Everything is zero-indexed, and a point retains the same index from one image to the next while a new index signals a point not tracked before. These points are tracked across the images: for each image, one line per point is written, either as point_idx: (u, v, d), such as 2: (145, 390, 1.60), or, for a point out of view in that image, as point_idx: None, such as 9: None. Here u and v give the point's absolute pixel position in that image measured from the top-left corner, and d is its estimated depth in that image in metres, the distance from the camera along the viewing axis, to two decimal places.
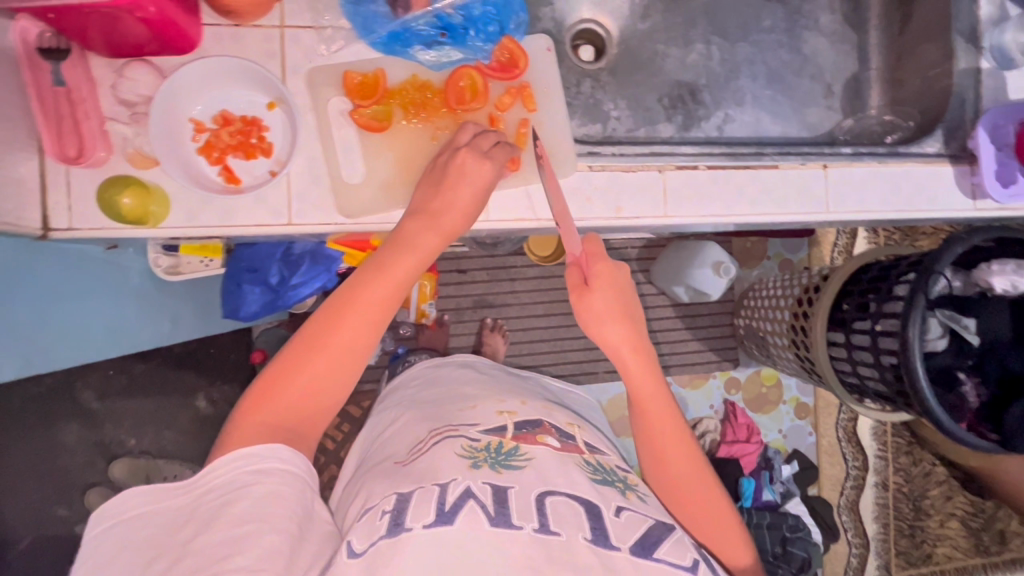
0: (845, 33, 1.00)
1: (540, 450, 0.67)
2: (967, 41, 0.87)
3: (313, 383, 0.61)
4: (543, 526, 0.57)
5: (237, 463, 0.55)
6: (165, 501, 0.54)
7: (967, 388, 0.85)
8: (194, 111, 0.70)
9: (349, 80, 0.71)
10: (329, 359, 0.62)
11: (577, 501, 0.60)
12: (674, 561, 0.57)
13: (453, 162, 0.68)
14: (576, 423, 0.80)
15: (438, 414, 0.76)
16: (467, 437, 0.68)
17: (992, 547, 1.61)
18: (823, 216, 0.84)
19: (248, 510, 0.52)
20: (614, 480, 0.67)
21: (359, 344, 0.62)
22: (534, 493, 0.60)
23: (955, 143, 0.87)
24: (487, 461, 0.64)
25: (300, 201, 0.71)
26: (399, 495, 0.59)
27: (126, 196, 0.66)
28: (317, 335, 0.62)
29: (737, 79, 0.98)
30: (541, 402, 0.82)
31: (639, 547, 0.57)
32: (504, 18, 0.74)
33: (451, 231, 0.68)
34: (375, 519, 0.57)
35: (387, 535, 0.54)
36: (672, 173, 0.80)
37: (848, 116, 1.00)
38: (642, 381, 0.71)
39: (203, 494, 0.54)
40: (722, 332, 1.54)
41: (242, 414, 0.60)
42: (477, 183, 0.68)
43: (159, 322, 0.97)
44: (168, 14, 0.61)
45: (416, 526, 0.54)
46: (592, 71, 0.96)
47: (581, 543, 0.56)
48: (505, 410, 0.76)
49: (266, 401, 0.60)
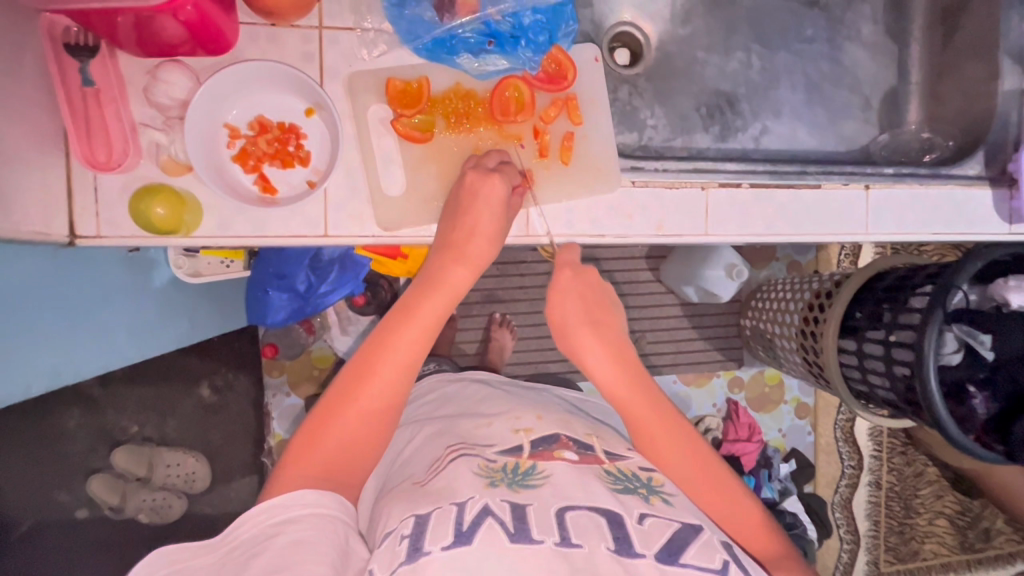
0: (886, 45, 0.98)
1: (558, 466, 0.60)
2: (1012, 61, 0.86)
3: (354, 433, 0.60)
4: (565, 539, 0.51)
5: (263, 515, 0.53)
6: (196, 558, 0.51)
7: (975, 401, 0.84)
8: (229, 116, 0.67)
9: (390, 87, 0.68)
10: (369, 407, 0.60)
11: (598, 513, 0.54)
12: (703, 566, 0.52)
13: (469, 185, 0.67)
14: (596, 433, 0.71)
15: (455, 430, 0.70)
16: (483, 458, 0.62)
17: (977, 545, 1.64)
18: (862, 236, 0.83)
19: (276, 561, 0.49)
20: (637, 486, 0.60)
21: (397, 389, 0.61)
22: (553, 509, 0.54)
23: (995, 166, 0.86)
24: (504, 480, 0.58)
25: (336, 212, 0.69)
26: (417, 517, 0.53)
27: (158, 207, 0.64)
28: (352, 385, 0.60)
29: (775, 89, 0.96)
30: (559, 415, 0.73)
31: (664, 553, 0.52)
32: (553, 27, 0.72)
33: (477, 262, 0.67)
34: (393, 546, 0.51)
35: (406, 561, 0.48)
36: (715, 191, 0.78)
37: (885, 131, 0.98)
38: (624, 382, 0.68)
39: (235, 548, 0.51)
40: (729, 332, 1.53)
41: (284, 468, 0.58)
42: (495, 205, 0.67)
43: (177, 322, 0.94)
44: (206, 13, 0.58)
45: (435, 548, 0.49)
46: (628, 77, 0.93)
47: (603, 554, 0.51)
48: (522, 428, 0.68)
49: (304, 458, 0.58)
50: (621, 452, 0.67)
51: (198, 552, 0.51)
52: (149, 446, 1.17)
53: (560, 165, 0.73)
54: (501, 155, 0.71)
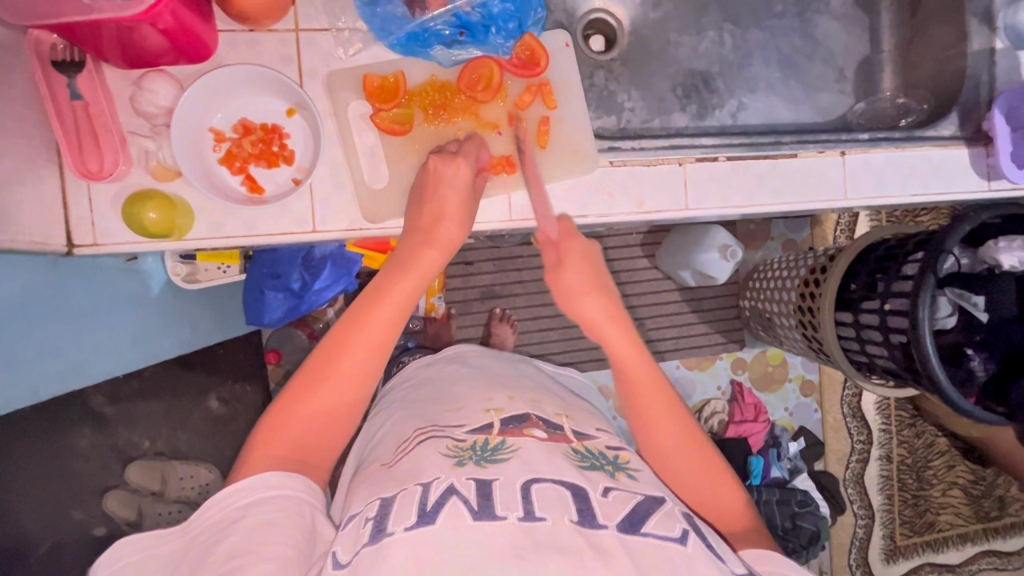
0: (857, 15, 0.99)
1: (528, 443, 0.61)
2: (979, 22, 0.87)
3: (325, 410, 0.62)
4: (529, 513, 0.52)
5: (228, 500, 0.55)
6: (162, 545, 0.55)
7: (975, 363, 0.84)
8: (214, 120, 0.70)
9: (367, 83, 0.71)
10: (342, 385, 0.62)
11: (562, 486, 0.55)
12: (663, 535, 0.53)
13: (426, 170, 0.70)
14: (567, 413, 0.73)
15: (425, 413, 0.71)
16: (451, 438, 0.63)
17: (992, 513, 1.63)
18: (842, 201, 0.84)
19: (238, 544, 0.51)
20: (603, 463, 0.62)
21: (366, 370, 0.63)
22: (518, 483, 0.55)
23: (970, 126, 0.87)
24: (472, 458, 0.59)
25: (322, 208, 0.71)
26: (382, 500, 0.55)
27: (151, 211, 0.66)
28: (325, 363, 0.62)
29: (750, 65, 0.97)
30: (530, 395, 0.74)
31: (626, 523, 0.53)
32: (523, 15, 0.73)
33: (449, 244, 0.68)
34: (359, 529, 0.53)
35: (369, 544, 0.51)
36: (693, 165, 0.80)
37: (861, 100, 0.99)
38: (627, 357, 0.67)
39: (201, 533, 0.54)
40: (728, 315, 1.54)
41: (258, 447, 0.60)
42: (459, 181, 0.69)
43: (179, 329, 0.98)
44: (184, 21, 0.60)
45: (398, 529, 0.51)
46: (604, 62, 0.95)
47: (567, 525, 0.52)
48: (492, 408, 0.69)
49: (276, 433, 0.60)
50: (589, 431, 0.69)
51: (170, 537, 0.55)
52: (162, 458, 1.12)
53: (535, 147, 0.75)
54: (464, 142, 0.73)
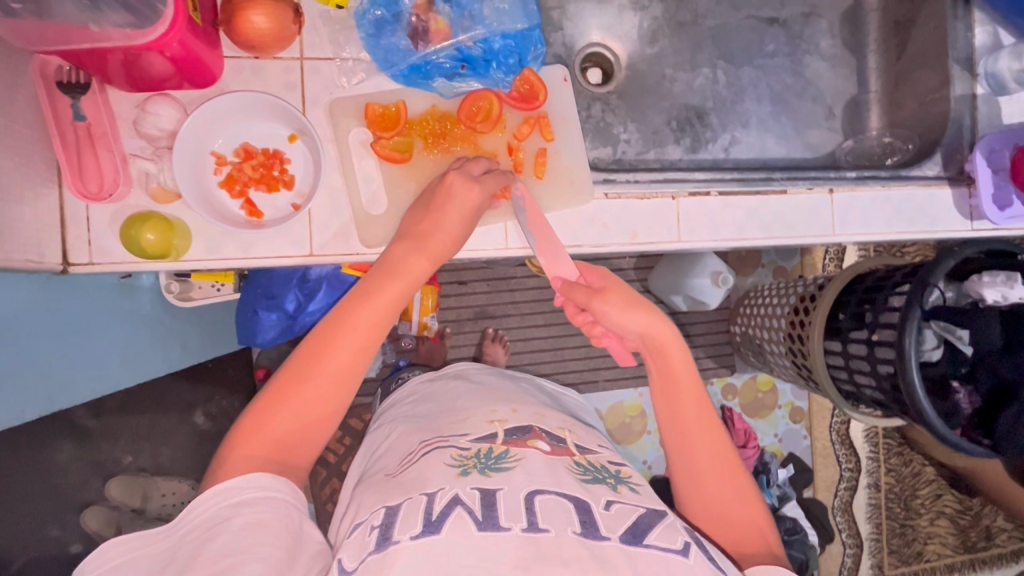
0: (845, 57, 1.03)
1: (532, 452, 0.61)
2: (962, 68, 0.90)
3: (304, 413, 0.61)
4: (532, 524, 0.52)
5: (217, 498, 0.54)
6: (148, 548, 0.54)
7: (960, 396, 0.85)
8: (216, 144, 0.71)
9: (369, 112, 0.72)
10: (323, 388, 0.61)
11: (565, 498, 0.55)
12: (665, 546, 0.53)
13: (442, 185, 0.71)
14: (569, 426, 0.73)
15: (431, 425, 0.71)
16: (456, 447, 0.62)
17: (979, 544, 1.64)
18: (831, 237, 0.86)
19: (230, 544, 0.50)
20: (605, 476, 0.62)
21: (351, 371, 0.62)
22: (522, 493, 0.55)
23: (953, 167, 0.90)
24: (476, 467, 0.59)
25: (318, 234, 0.72)
26: (388, 509, 0.55)
27: (148, 232, 0.67)
28: (307, 365, 0.61)
29: (742, 101, 1.00)
30: (532, 408, 0.74)
31: (629, 535, 0.53)
32: (523, 51, 0.76)
33: (437, 254, 0.69)
34: (364, 536, 0.53)
35: (375, 551, 0.50)
36: (686, 200, 0.81)
37: (848, 137, 1.02)
38: (680, 375, 0.67)
39: (187, 535, 0.53)
40: (718, 339, 1.55)
41: (232, 449, 0.59)
42: (466, 205, 0.70)
43: (169, 345, 0.97)
44: (191, 49, 0.61)
45: (404, 537, 0.50)
46: (600, 95, 0.97)
47: (570, 538, 0.51)
48: (496, 419, 0.69)
49: (252, 435, 0.59)
50: (591, 446, 0.69)
51: (153, 542, 0.54)
52: (144, 475, 1.10)
53: (533, 178, 0.77)
54: (487, 164, 0.74)
